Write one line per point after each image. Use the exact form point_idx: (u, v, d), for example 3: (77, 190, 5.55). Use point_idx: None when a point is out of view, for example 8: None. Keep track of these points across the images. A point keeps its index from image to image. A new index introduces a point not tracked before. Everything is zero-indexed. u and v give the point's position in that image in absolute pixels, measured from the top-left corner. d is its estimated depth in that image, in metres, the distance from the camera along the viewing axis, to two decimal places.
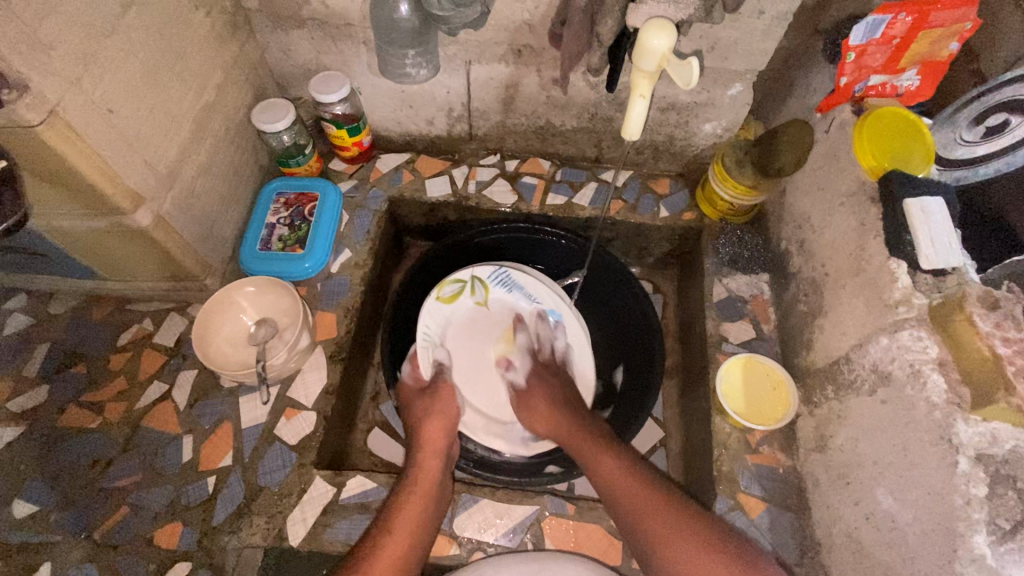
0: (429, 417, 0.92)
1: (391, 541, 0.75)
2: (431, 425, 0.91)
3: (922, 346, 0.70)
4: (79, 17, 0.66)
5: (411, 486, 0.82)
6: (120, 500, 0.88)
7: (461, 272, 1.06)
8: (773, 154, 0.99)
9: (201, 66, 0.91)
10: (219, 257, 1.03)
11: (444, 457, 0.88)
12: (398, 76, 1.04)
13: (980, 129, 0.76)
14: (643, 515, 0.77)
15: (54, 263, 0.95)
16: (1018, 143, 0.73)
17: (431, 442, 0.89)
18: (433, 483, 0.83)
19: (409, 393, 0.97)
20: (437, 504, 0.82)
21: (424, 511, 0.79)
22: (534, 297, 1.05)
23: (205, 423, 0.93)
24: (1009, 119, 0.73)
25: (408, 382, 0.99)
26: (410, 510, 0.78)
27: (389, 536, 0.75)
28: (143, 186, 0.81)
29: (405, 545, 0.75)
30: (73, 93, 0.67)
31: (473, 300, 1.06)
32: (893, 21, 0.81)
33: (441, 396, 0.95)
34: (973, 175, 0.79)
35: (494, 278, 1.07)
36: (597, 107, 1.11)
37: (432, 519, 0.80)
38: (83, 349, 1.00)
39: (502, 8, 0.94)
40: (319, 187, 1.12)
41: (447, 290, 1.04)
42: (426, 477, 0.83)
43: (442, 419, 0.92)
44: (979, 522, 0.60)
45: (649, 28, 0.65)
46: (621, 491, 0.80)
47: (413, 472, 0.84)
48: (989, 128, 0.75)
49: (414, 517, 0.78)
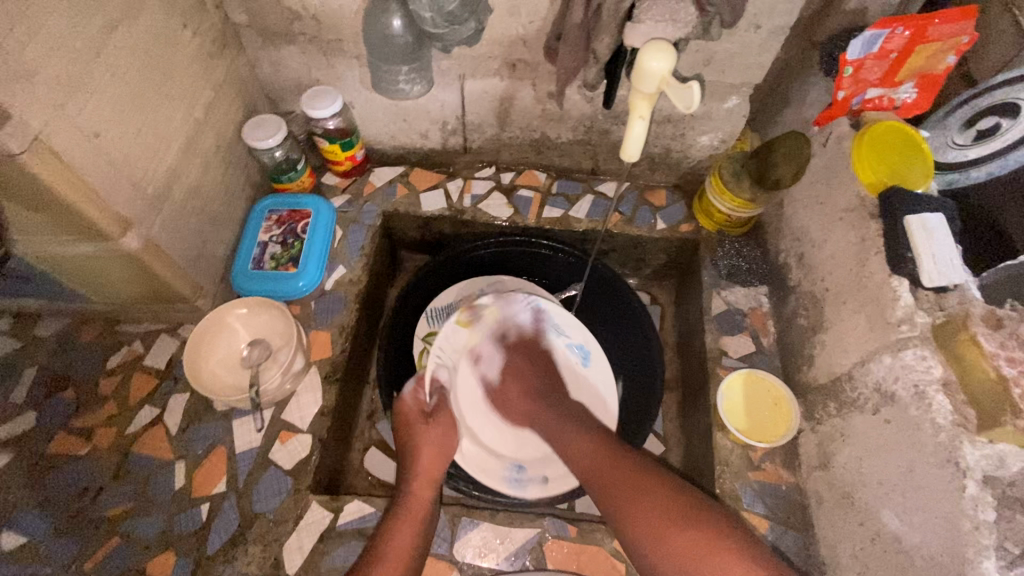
0: (422, 442, 0.88)
1: (379, 569, 0.72)
2: (424, 450, 0.87)
3: (926, 366, 0.69)
4: (62, 41, 0.64)
5: (401, 512, 0.79)
6: (111, 529, 0.86)
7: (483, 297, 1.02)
8: (771, 164, 0.99)
9: (190, 84, 0.89)
10: (211, 277, 1.01)
11: (434, 483, 0.84)
12: (391, 93, 1.01)
13: (972, 132, 0.79)
14: (665, 530, 0.69)
15: (41, 287, 0.93)
16: (1009, 145, 0.74)
17: (425, 471, 0.85)
18: (426, 515, 0.80)
19: (411, 416, 0.90)
20: (425, 533, 0.79)
21: (415, 540, 0.77)
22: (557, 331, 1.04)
23: (197, 448, 0.91)
24: (999, 123, 0.75)
25: (409, 404, 0.91)
26: (399, 538, 0.76)
27: (381, 567, 0.72)
28: (131, 210, 0.79)
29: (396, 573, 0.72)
30: (58, 119, 0.65)
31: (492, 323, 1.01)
32: (891, 36, 0.81)
33: (443, 427, 0.90)
34: (966, 178, 0.79)
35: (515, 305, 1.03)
36: (593, 120, 1.10)
37: (422, 544, 0.77)
38: (72, 373, 0.98)
39: (497, 23, 0.92)
40: (312, 203, 1.10)
41: (465, 312, 0.99)
42: (418, 507, 0.80)
43: (434, 450, 0.87)
44: (987, 547, 0.59)
45: (648, 49, 0.64)
46: (603, 482, 0.77)
47: (404, 501, 0.81)
48: (979, 131, 0.78)
49: (404, 545, 0.75)
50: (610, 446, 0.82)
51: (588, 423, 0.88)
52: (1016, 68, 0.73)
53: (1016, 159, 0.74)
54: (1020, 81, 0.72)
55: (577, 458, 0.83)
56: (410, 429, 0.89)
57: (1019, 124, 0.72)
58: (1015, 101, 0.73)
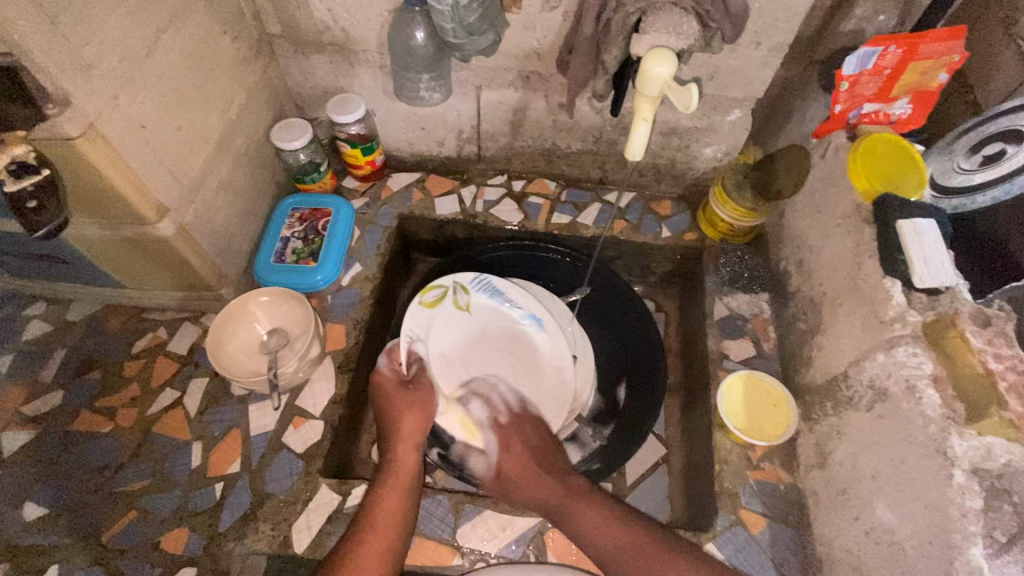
0: (409, 408, 0.88)
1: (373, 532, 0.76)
2: (405, 415, 0.88)
3: (917, 362, 0.72)
4: (119, 39, 0.71)
5: (389, 483, 0.82)
6: (129, 504, 0.89)
7: (444, 278, 1.04)
8: (772, 175, 1.07)
9: (226, 87, 0.96)
10: (235, 268, 1.06)
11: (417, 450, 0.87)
12: (411, 99, 1.10)
13: (978, 157, 0.79)
14: None
15: (78, 271, 0.99)
16: (1016, 170, 0.75)
17: (406, 434, 0.87)
18: (411, 477, 0.84)
19: (389, 385, 0.91)
20: (410, 498, 0.83)
21: (406, 504, 0.81)
22: (513, 304, 1.04)
23: (214, 430, 0.95)
24: (1005, 149, 0.76)
25: (387, 374, 0.93)
26: (388, 505, 0.80)
27: (371, 537, 0.76)
28: (168, 198, 0.84)
29: (387, 539, 0.77)
30: (110, 109, 0.71)
31: (455, 306, 1.03)
32: (884, 53, 0.85)
33: (423, 393, 0.91)
34: (972, 203, 0.80)
35: (475, 286, 1.04)
36: (602, 131, 1.15)
37: (411, 509, 0.82)
38: (99, 355, 1.03)
39: (513, 37, 0.99)
40: (333, 203, 1.17)
41: (431, 295, 1.02)
42: (403, 473, 0.84)
43: (420, 414, 0.88)
44: (975, 534, 0.61)
45: (651, 56, 0.70)
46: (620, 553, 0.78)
47: (391, 467, 0.84)
48: (986, 157, 0.78)
49: (394, 512, 0.79)
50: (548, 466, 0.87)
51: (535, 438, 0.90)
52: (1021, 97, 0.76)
53: (1021, 184, 0.74)
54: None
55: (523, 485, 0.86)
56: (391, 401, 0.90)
57: None
58: (1022, 128, 0.74)
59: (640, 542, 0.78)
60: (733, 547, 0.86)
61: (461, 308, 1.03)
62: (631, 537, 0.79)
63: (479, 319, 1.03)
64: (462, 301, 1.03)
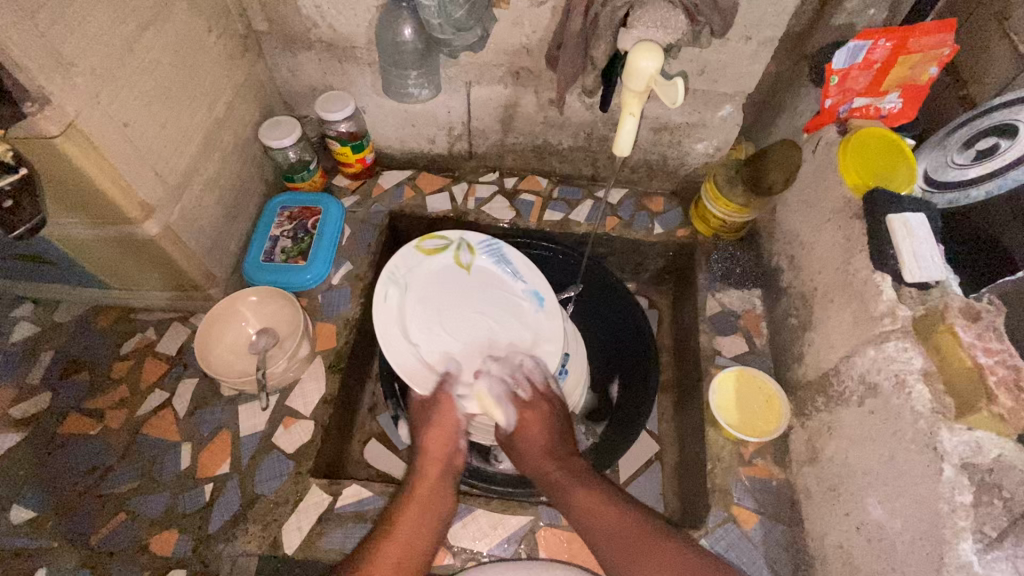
0: (434, 420, 0.87)
1: (391, 541, 0.75)
2: (430, 431, 0.86)
3: (907, 357, 0.72)
4: (101, 37, 0.70)
5: (411, 496, 0.80)
6: (118, 506, 0.88)
7: (450, 232, 1.05)
8: (763, 171, 1.03)
9: (212, 84, 0.95)
10: (223, 268, 1.06)
11: (446, 466, 0.85)
12: (399, 96, 1.07)
13: (972, 152, 0.79)
14: None
15: (64, 272, 0.98)
16: (1011, 164, 0.74)
17: (434, 450, 0.85)
18: (433, 491, 0.82)
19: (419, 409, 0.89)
20: (435, 512, 0.80)
21: (426, 517, 0.79)
22: (518, 275, 1.02)
23: (204, 431, 0.95)
24: (999, 143, 0.76)
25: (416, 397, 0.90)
26: (409, 516, 0.78)
27: (388, 544, 0.75)
28: (153, 197, 0.84)
29: (407, 547, 0.75)
30: (91, 107, 0.70)
31: (455, 262, 1.03)
32: (874, 46, 0.84)
33: (443, 406, 0.88)
34: (966, 197, 0.79)
35: (484, 249, 1.04)
36: (593, 127, 1.15)
37: (435, 522, 0.79)
38: (87, 357, 1.02)
39: (501, 32, 0.98)
40: (322, 201, 1.16)
41: (431, 244, 1.03)
42: (425, 485, 0.82)
43: (443, 427, 0.86)
44: (965, 529, 0.61)
45: (637, 51, 0.69)
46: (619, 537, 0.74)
47: (413, 480, 0.83)
48: (979, 152, 0.78)
49: (412, 523, 0.77)
50: (561, 453, 0.85)
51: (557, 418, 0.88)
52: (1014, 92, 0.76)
53: (1014, 178, 0.74)
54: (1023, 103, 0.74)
55: (534, 466, 0.85)
56: (417, 421, 0.89)
57: (1018, 143, 0.74)
58: (1015, 122, 0.74)
59: (639, 530, 0.74)
60: (724, 543, 0.86)
61: (463, 265, 1.03)
62: (624, 521, 0.75)
63: (478, 280, 1.03)
64: (465, 261, 1.04)
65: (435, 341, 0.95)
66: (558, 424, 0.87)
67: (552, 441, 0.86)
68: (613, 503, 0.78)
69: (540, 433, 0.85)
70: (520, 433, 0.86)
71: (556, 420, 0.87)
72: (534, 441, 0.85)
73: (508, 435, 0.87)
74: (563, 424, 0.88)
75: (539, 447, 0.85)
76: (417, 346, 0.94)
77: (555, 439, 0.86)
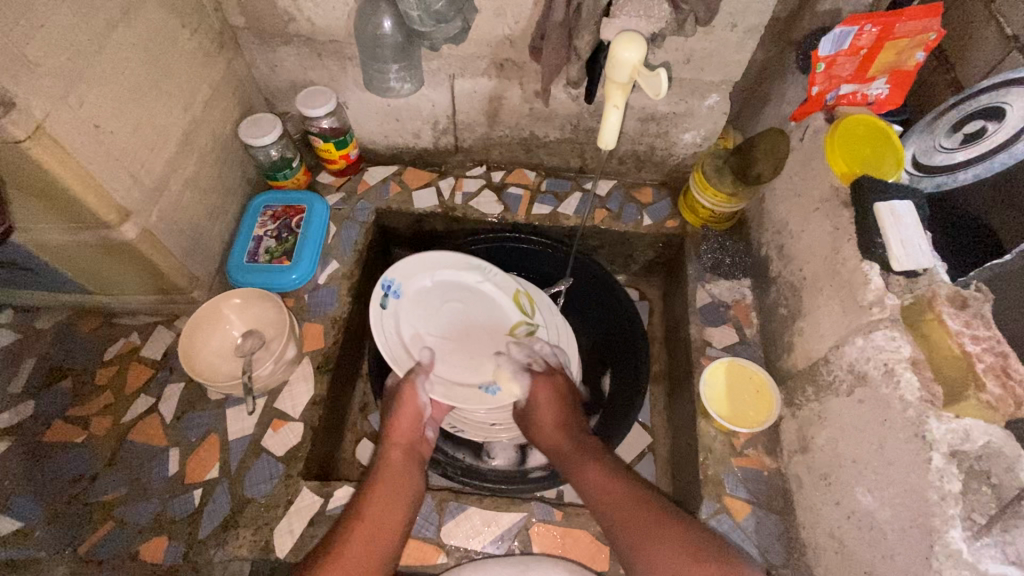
0: (399, 407, 0.87)
1: (359, 528, 0.74)
2: (399, 419, 0.87)
3: (896, 346, 0.72)
4: (67, 35, 0.68)
5: (378, 478, 0.80)
6: (106, 514, 0.87)
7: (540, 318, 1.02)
8: (751, 161, 1.00)
9: (188, 82, 0.92)
10: (206, 270, 1.04)
11: (410, 452, 0.85)
12: (381, 91, 1.06)
13: (959, 135, 0.78)
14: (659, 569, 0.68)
15: (42, 278, 0.96)
16: (996, 147, 0.74)
17: (400, 437, 0.86)
18: (401, 478, 0.81)
19: (391, 391, 0.91)
20: (402, 498, 0.79)
21: (392, 501, 0.78)
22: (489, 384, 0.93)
23: (191, 436, 0.93)
24: (985, 126, 0.75)
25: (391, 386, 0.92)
26: (376, 501, 0.77)
27: (355, 526, 0.74)
28: (129, 199, 0.82)
29: (374, 531, 0.74)
30: (59, 108, 0.68)
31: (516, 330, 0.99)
32: (860, 32, 0.83)
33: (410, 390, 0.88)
34: (953, 180, 0.78)
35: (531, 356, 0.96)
36: (580, 118, 1.13)
37: (402, 507, 0.78)
38: (70, 363, 1.00)
39: (484, 23, 0.96)
40: (306, 199, 1.14)
41: (523, 300, 1.02)
42: (391, 469, 0.82)
43: (409, 412, 0.87)
44: (954, 517, 0.61)
45: (619, 42, 0.68)
46: (631, 517, 0.73)
47: (379, 466, 0.83)
48: (966, 135, 0.78)
49: (379, 506, 0.76)
50: (575, 428, 0.88)
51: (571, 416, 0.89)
52: (1001, 75, 0.76)
53: (1001, 162, 0.73)
54: (1011, 85, 0.74)
55: (549, 441, 0.88)
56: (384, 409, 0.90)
57: (1006, 125, 0.73)
58: (1001, 104, 0.74)
59: (650, 510, 0.74)
60: (717, 534, 0.86)
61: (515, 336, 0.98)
62: (636, 496, 0.76)
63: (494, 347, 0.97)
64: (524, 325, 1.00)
65: (430, 298, 1.00)
66: (566, 395, 0.91)
67: (564, 413, 0.89)
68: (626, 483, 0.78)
69: (549, 404, 0.89)
70: (534, 403, 0.89)
71: (565, 391, 0.91)
72: (546, 413, 0.88)
73: (522, 410, 0.91)
74: (572, 399, 0.92)
75: (551, 421, 0.88)
76: (422, 283, 1.00)
77: (564, 413, 0.89)
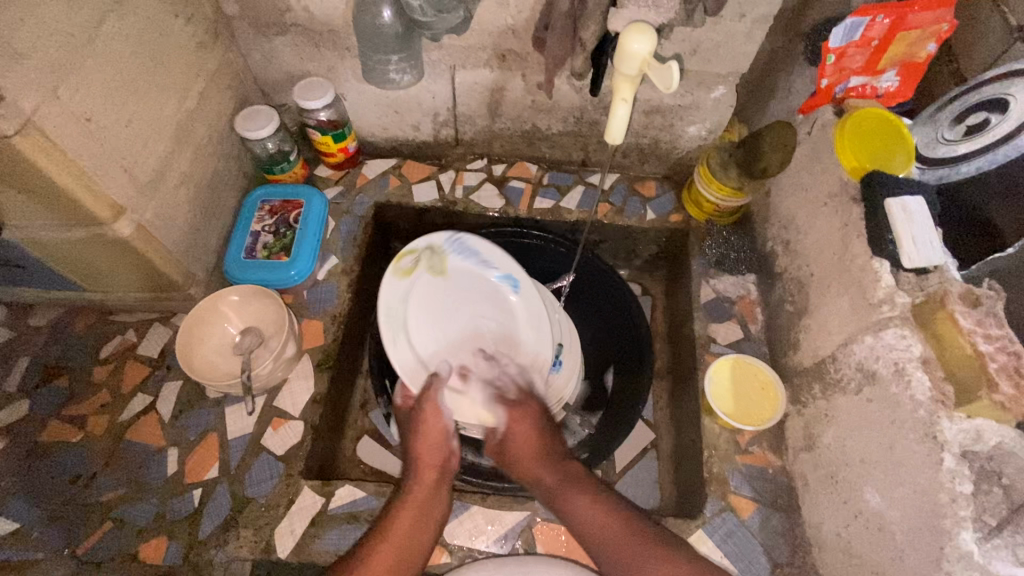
0: (424, 422, 0.82)
1: (382, 548, 0.72)
2: (427, 437, 0.82)
3: (906, 345, 0.70)
4: (56, 24, 0.66)
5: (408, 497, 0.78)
6: (104, 515, 0.86)
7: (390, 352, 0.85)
8: (758, 154, 0.98)
9: (182, 73, 0.90)
10: (203, 267, 1.02)
11: (439, 473, 0.81)
12: (382, 82, 1.05)
13: (962, 128, 0.76)
14: None
15: (35, 275, 0.94)
16: (1000, 140, 0.72)
17: (427, 456, 0.81)
18: (431, 498, 0.79)
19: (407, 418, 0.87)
20: (431, 517, 0.78)
21: (421, 522, 0.76)
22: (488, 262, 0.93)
23: (190, 435, 0.92)
24: (989, 118, 0.73)
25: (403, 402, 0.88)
26: (402, 522, 0.75)
27: (381, 547, 0.73)
28: (123, 195, 0.80)
29: (398, 551, 0.73)
30: (49, 102, 0.66)
31: (430, 272, 0.92)
32: (871, 23, 0.82)
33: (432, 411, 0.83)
34: (955, 173, 0.77)
35: (450, 247, 0.93)
36: (583, 111, 1.11)
37: (428, 529, 0.77)
38: (64, 362, 0.99)
39: (486, 12, 0.94)
40: (304, 194, 1.12)
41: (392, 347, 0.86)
42: (422, 491, 0.79)
43: (435, 431, 0.82)
44: (965, 519, 0.60)
45: (630, 33, 0.66)
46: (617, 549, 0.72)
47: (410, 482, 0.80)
48: (969, 127, 0.76)
49: (407, 528, 0.75)
50: (554, 456, 0.81)
51: (552, 446, 0.82)
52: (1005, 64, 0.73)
53: (1005, 154, 0.72)
54: (1013, 76, 0.71)
55: (527, 474, 0.80)
56: (405, 429, 0.85)
57: (1010, 117, 0.71)
58: (1004, 96, 0.72)
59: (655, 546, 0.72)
60: (722, 532, 0.85)
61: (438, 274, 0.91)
62: (632, 531, 0.73)
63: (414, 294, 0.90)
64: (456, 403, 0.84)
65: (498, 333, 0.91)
66: (544, 423, 0.83)
67: (543, 444, 0.82)
68: (614, 506, 0.76)
69: (527, 437, 0.81)
70: (509, 436, 0.81)
71: (541, 421, 0.83)
72: (523, 441, 0.81)
73: (497, 444, 0.83)
74: (551, 424, 0.84)
75: (529, 452, 0.81)
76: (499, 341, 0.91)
77: (546, 443, 0.82)
